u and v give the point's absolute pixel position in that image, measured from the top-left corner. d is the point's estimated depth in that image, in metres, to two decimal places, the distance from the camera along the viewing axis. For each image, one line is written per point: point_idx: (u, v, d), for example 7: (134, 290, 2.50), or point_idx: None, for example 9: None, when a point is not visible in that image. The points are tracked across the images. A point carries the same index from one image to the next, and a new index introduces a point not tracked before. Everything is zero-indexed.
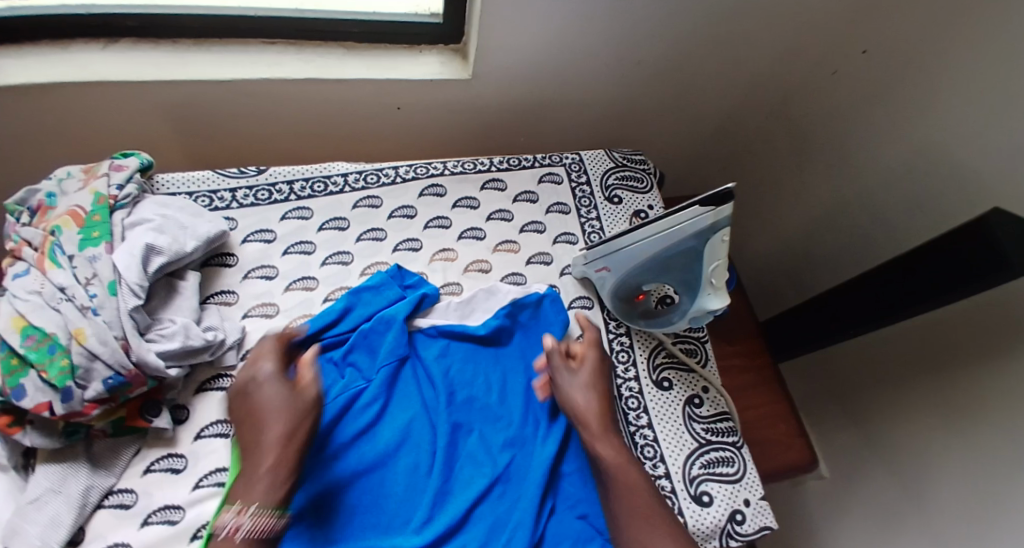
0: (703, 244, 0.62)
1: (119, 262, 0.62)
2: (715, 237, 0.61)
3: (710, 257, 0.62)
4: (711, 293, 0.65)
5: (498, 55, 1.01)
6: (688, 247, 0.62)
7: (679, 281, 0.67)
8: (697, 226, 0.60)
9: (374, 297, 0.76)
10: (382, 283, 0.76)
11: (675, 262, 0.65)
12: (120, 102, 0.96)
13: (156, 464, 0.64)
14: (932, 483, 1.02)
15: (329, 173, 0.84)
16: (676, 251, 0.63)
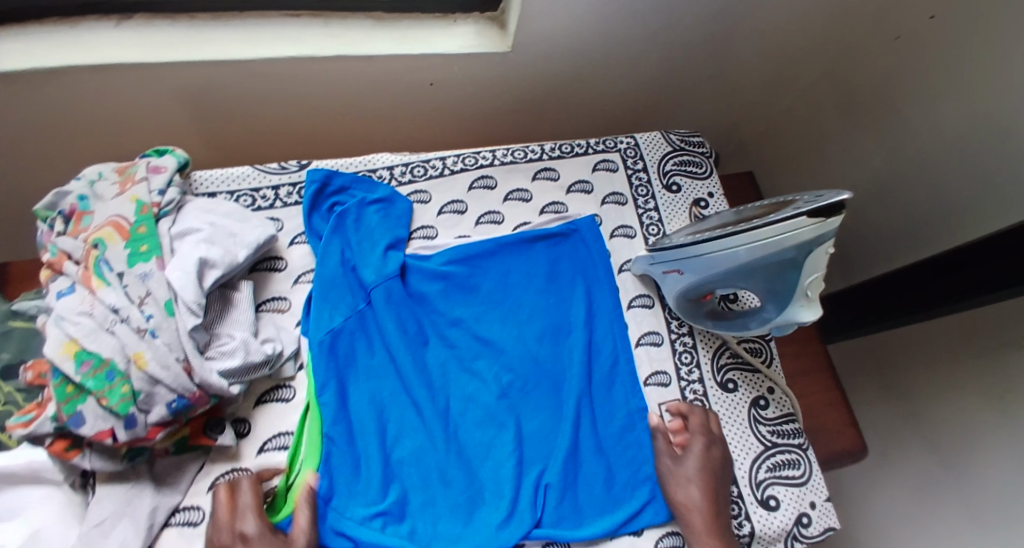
0: (803, 255, 0.57)
1: (172, 280, 0.57)
2: (817, 250, 0.56)
3: (808, 269, 0.58)
4: (803, 305, 0.61)
5: (538, 26, 0.94)
6: (784, 258, 0.58)
7: (765, 289, 0.63)
8: (799, 238, 0.55)
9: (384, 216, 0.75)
10: (393, 198, 0.76)
11: (765, 270, 0.61)
12: (138, 85, 0.89)
13: (220, 479, 0.63)
14: (978, 468, 1.01)
15: (373, 166, 0.79)
16: (769, 261, 0.59)
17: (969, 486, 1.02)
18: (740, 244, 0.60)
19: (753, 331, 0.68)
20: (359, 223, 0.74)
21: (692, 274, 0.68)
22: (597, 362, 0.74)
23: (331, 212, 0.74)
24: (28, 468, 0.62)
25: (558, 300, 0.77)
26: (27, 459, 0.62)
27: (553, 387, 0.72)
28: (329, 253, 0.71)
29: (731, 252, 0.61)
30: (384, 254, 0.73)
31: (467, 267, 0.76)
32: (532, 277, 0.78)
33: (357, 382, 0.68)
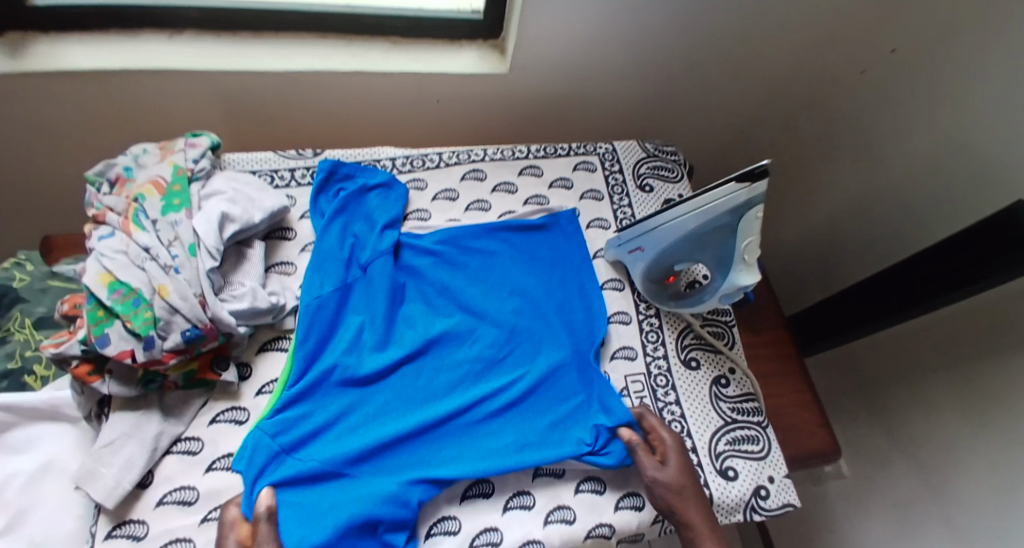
0: (737, 221, 0.70)
1: (198, 228, 0.66)
2: (749, 215, 0.69)
3: (744, 233, 0.70)
4: (744, 270, 0.73)
5: (533, 51, 1.06)
6: (723, 223, 0.70)
7: (712, 257, 0.75)
8: (733, 203, 0.68)
9: (384, 200, 0.84)
10: (395, 186, 0.85)
11: (711, 238, 0.73)
12: (182, 88, 1.02)
13: (220, 415, 0.69)
14: (955, 477, 1.03)
15: (378, 157, 0.89)
16: (713, 228, 0.72)
17: (947, 496, 1.03)
18: (688, 213, 0.72)
19: (707, 303, 0.79)
20: (359, 206, 0.83)
21: (652, 249, 0.79)
22: (567, 338, 0.80)
23: (336, 196, 0.83)
24: (49, 403, 0.69)
25: (534, 284, 0.84)
26: (50, 395, 0.69)
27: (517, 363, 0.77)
28: (331, 231, 0.79)
29: (681, 221, 0.73)
30: (381, 232, 0.81)
31: (455, 249, 0.84)
32: (515, 262, 0.85)
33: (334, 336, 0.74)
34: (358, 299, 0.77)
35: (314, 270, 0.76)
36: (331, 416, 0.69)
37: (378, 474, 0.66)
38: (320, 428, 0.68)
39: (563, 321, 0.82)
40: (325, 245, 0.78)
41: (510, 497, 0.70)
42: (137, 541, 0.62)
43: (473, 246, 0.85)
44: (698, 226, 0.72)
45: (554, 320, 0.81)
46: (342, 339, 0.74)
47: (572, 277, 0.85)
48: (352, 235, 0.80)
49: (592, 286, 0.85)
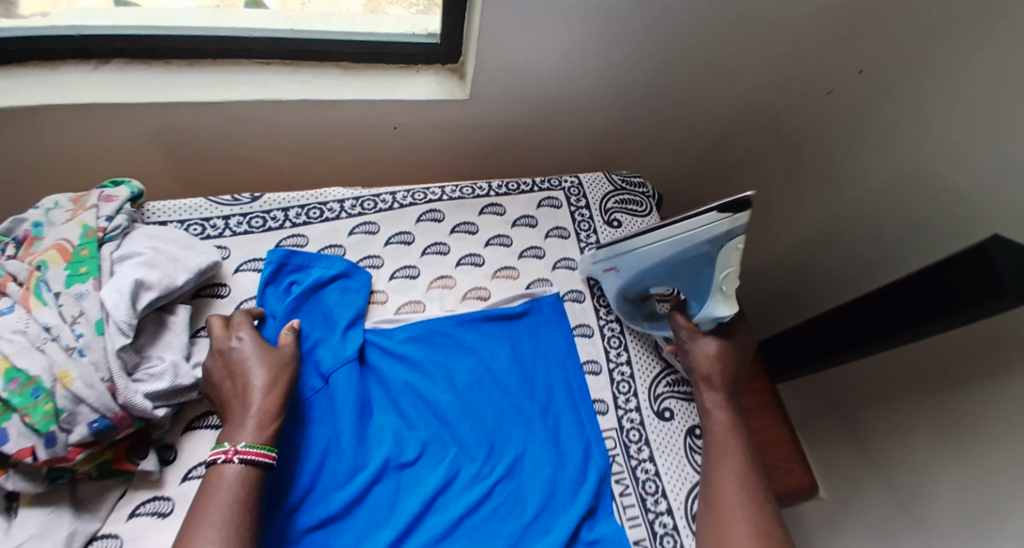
0: (716, 251, 0.68)
1: (106, 301, 0.60)
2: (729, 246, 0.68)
3: (722, 266, 0.69)
4: (721, 300, 0.73)
5: (492, 78, 1.00)
6: (703, 252, 0.69)
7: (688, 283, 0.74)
8: (713, 233, 0.66)
9: (343, 294, 0.76)
10: (354, 272, 0.77)
11: (689, 266, 0.72)
12: (111, 124, 0.94)
13: (141, 507, 0.63)
14: (927, 515, 0.99)
15: (324, 199, 0.82)
16: (691, 256, 0.70)
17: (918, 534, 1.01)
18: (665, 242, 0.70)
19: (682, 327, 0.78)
20: (316, 303, 0.74)
21: (627, 271, 0.77)
22: (549, 444, 0.73)
23: (288, 290, 0.74)
24: None
25: (514, 382, 0.76)
26: None
27: (498, 479, 0.70)
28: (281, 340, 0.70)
29: (659, 248, 0.72)
30: (344, 335, 0.73)
31: (426, 345, 0.76)
32: (489, 356, 0.77)
33: (291, 468, 0.65)
34: (316, 418, 0.68)
35: None
36: None
37: None
38: None
39: (545, 423, 0.74)
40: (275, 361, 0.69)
41: None
42: None
43: (442, 342, 0.76)
44: (676, 254, 0.70)
45: (537, 418, 0.74)
46: (301, 468, 0.65)
47: (552, 371, 0.78)
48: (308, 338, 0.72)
49: (576, 384, 0.78)
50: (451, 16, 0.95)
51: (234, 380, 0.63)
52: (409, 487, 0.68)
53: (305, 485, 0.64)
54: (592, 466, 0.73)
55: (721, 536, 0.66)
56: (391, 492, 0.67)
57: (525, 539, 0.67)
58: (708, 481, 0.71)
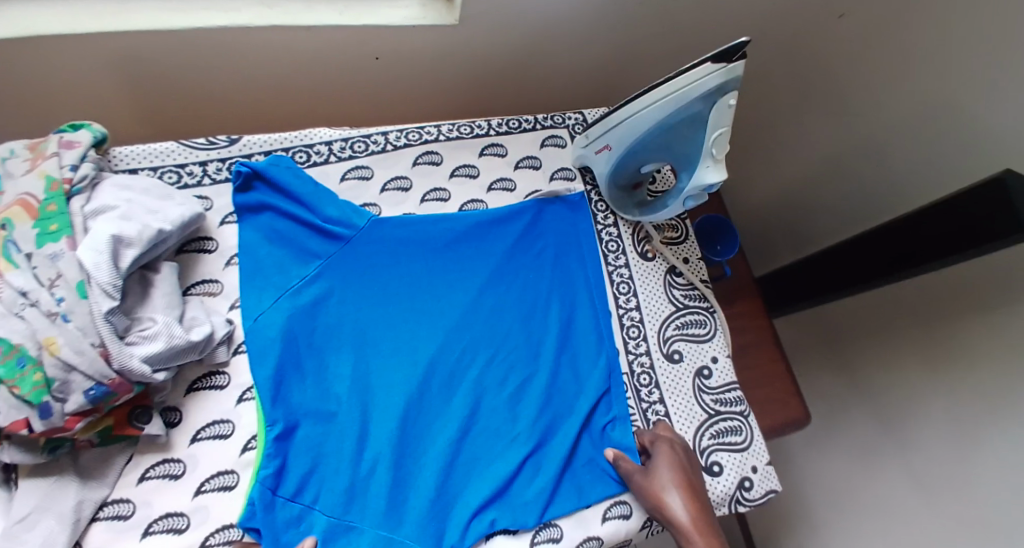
0: (708, 111, 0.62)
1: (84, 260, 0.54)
2: (722, 102, 0.61)
3: (713, 123, 0.62)
4: (710, 166, 0.65)
5: (487, 3, 0.90)
6: (693, 112, 0.62)
7: (679, 154, 0.68)
8: (704, 89, 0.60)
9: (290, 179, 0.70)
10: (283, 174, 0.70)
11: (679, 131, 0.65)
12: (60, 57, 0.83)
13: (151, 471, 0.60)
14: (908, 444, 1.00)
15: (311, 140, 0.76)
16: (682, 119, 0.64)
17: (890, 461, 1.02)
18: (656, 101, 0.64)
19: (670, 207, 0.73)
20: (280, 194, 0.70)
21: (618, 147, 0.73)
22: (561, 338, 0.75)
23: (255, 193, 0.70)
24: None
25: (520, 269, 0.78)
26: None
27: (504, 349, 0.73)
28: (263, 250, 0.68)
29: (650, 111, 0.66)
30: (315, 213, 0.70)
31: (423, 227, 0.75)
32: (489, 240, 0.77)
33: (302, 348, 0.67)
34: (313, 293, 0.68)
35: (251, 271, 0.67)
36: (321, 439, 0.64)
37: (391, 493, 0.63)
38: (306, 469, 0.62)
39: (550, 314, 0.76)
40: (269, 256, 0.68)
41: (537, 531, 0.65)
42: None
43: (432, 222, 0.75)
44: (667, 115, 0.64)
45: (547, 333, 0.75)
46: (310, 346, 0.67)
47: (551, 262, 0.79)
48: (279, 225, 0.70)
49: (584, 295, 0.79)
50: None
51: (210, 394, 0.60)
52: (418, 350, 0.70)
53: (319, 358, 0.67)
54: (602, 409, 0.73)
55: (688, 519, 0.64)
56: (402, 355, 0.70)
57: (540, 414, 0.70)
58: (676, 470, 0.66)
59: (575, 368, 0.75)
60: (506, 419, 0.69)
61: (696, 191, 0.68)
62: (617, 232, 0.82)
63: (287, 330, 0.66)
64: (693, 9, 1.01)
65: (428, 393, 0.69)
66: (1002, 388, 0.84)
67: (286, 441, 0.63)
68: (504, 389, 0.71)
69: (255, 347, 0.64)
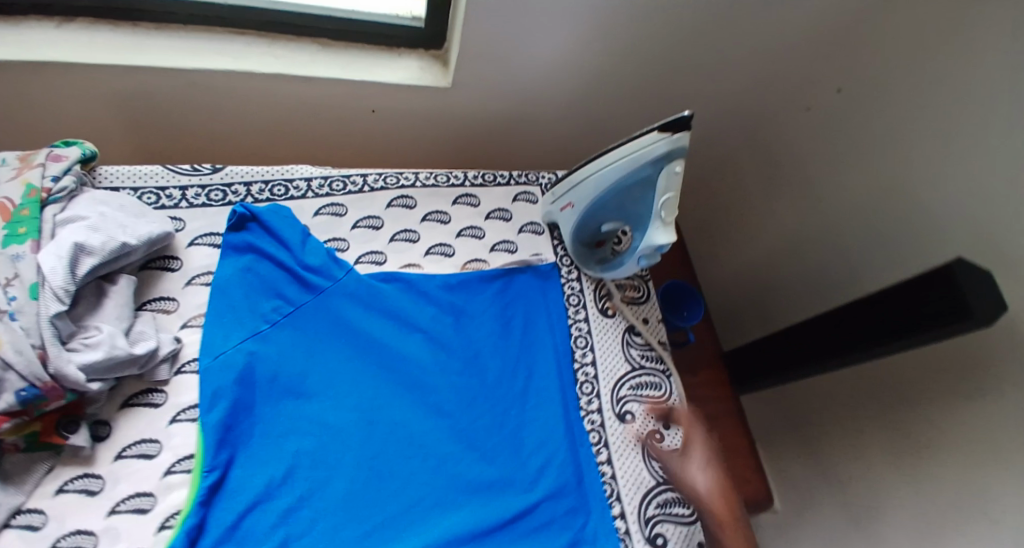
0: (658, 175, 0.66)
1: (42, 264, 0.56)
2: (670, 167, 0.65)
3: (662, 186, 0.66)
4: (660, 227, 0.68)
5: (476, 69, 0.96)
6: (644, 175, 0.67)
7: (633, 214, 0.72)
8: (654, 154, 0.65)
9: (281, 225, 0.73)
10: (274, 220, 0.72)
11: (633, 192, 0.70)
12: (68, 86, 0.88)
13: (69, 484, 0.59)
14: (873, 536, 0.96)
15: (291, 176, 0.79)
16: (635, 181, 0.68)
17: None
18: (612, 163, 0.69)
19: (625, 267, 0.76)
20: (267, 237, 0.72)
21: (579, 204, 0.77)
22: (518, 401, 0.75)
23: (243, 234, 0.72)
24: None
25: (485, 332, 0.78)
26: None
27: (460, 409, 0.73)
28: (235, 288, 0.68)
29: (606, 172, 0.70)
30: (296, 258, 0.72)
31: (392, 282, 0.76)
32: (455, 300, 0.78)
33: (256, 390, 0.66)
34: (279, 336, 0.69)
35: (220, 309, 0.67)
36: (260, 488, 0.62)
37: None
38: (237, 517, 0.60)
39: (509, 377, 0.76)
40: (240, 294, 0.68)
41: None
42: None
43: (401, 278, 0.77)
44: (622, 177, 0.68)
45: (504, 397, 0.75)
46: (263, 389, 0.66)
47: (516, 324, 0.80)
48: (258, 266, 0.71)
49: (543, 355, 0.79)
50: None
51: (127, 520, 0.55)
52: (373, 404, 0.70)
53: (271, 403, 0.66)
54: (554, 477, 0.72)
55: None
56: (356, 407, 0.69)
57: (488, 482, 0.69)
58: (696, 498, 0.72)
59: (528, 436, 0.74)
60: (455, 483, 0.68)
61: (648, 251, 0.71)
62: (580, 287, 0.85)
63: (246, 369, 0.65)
64: (673, 89, 1.07)
65: (378, 449, 0.68)
66: (960, 481, 0.83)
67: (218, 494, 0.61)
68: (455, 451, 0.70)
69: (210, 385, 0.63)
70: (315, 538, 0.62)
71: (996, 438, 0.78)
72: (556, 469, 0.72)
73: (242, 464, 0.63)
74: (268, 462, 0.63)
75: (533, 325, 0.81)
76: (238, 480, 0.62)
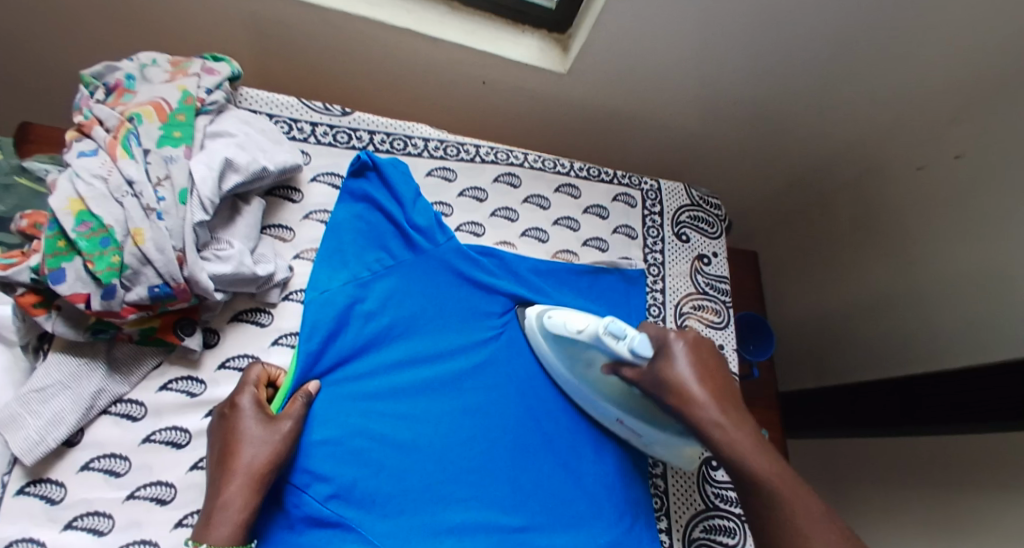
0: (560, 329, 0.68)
1: (195, 172, 0.59)
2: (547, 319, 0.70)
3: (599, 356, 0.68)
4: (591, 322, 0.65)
5: (599, 61, 0.96)
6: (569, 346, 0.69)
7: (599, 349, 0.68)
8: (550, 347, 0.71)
9: (397, 178, 0.72)
10: (392, 175, 0.72)
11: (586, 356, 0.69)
12: (210, 2, 0.89)
13: (173, 383, 0.62)
14: None
15: (411, 132, 0.80)
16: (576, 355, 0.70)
17: None
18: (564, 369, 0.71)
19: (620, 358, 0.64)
20: (381, 190, 0.72)
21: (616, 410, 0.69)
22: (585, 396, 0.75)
23: (358, 185, 0.71)
24: None
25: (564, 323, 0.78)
26: None
27: (531, 393, 0.73)
28: (343, 232, 0.68)
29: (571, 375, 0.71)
30: (404, 214, 0.71)
31: (487, 255, 0.76)
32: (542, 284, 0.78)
33: (345, 334, 0.66)
34: (376, 286, 0.68)
35: (330, 251, 0.67)
36: (340, 429, 0.63)
37: (392, 508, 0.62)
38: (319, 456, 0.61)
39: None
40: (347, 240, 0.69)
41: None
42: (52, 505, 0.57)
43: (494, 253, 0.76)
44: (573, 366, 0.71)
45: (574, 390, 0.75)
46: (355, 333, 0.66)
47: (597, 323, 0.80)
48: (369, 216, 0.71)
49: None
50: None
51: (220, 452, 0.57)
52: (453, 371, 0.70)
53: (356, 350, 0.66)
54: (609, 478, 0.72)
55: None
56: (436, 371, 0.69)
57: (551, 471, 0.70)
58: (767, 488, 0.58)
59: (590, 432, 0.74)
60: (519, 463, 0.69)
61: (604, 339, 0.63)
62: (662, 298, 0.85)
63: (340, 314, 0.65)
64: (788, 119, 1.05)
65: (450, 416, 0.68)
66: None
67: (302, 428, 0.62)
68: (523, 432, 0.70)
69: (309, 318, 0.63)
70: (387, 490, 0.63)
71: None
72: (609, 471, 0.72)
73: (325, 406, 0.63)
74: (349, 408, 0.64)
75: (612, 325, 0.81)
76: (320, 420, 0.63)
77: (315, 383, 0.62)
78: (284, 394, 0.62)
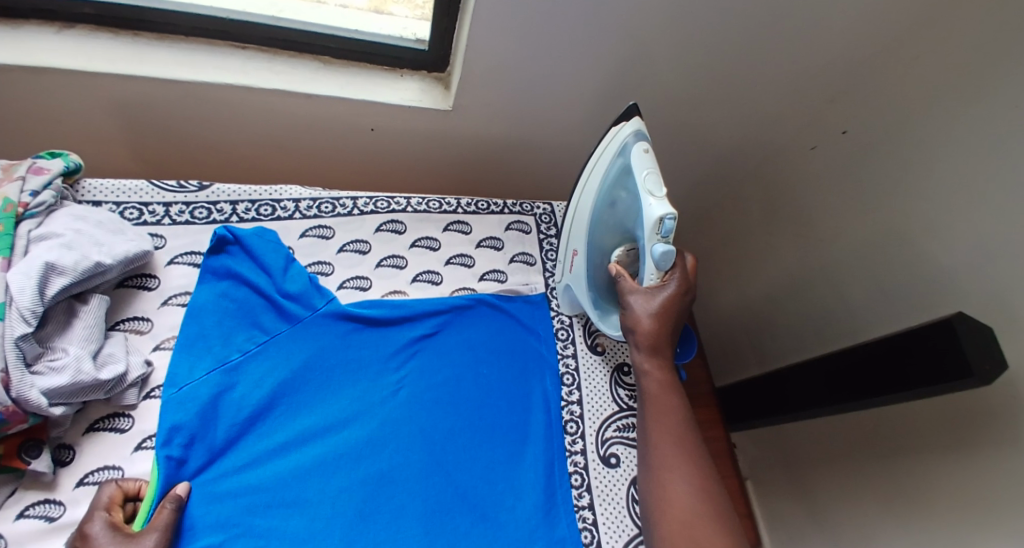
0: (630, 162, 0.69)
1: (11, 283, 0.55)
2: (639, 148, 0.68)
3: (629, 219, 0.72)
4: (654, 201, 0.66)
5: (480, 93, 0.94)
6: (623, 173, 0.70)
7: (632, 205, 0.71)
8: (616, 165, 0.70)
9: (261, 244, 0.70)
10: (256, 246, 0.70)
11: (618, 195, 0.72)
12: (64, 92, 0.85)
13: (30, 510, 0.57)
14: None
15: (279, 196, 0.77)
16: (617, 185, 0.71)
17: None
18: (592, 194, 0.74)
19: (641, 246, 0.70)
20: (247, 264, 0.70)
21: (577, 258, 0.78)
22: (497, 437, 0.72)
23: (220, 263, 0.68)
24: None
25: (464, 365, 0.75)
26: None
27: (436, 445, 0.69)
28: (207, 317, 0.66)
29: (591, 198, 0.74)
30: (273, 287, 0.69)
31: (371, 310, 0.73)
32: (434, 329, 0.75)
33: (218, 426, 0.63)
34: (249, 368, 0.66)
35: (192, 338, 0.64)
36: (226, 526, 0.59)
37: None
38: None
39: (489, 413, 0.73)
40: (215, 324, 0.66)
41: None
42: None
43: (379, 307, 0.73)
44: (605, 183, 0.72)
45: (483, 431, 0.72)
46: (230, 423, 0.63)
47: (500, 358, 0.77)
48: (235, 293, 0.68)
49: (527, 391, 0.77)
50: (444, 22, 0.89)
51: None
52: (346, 440, 0.67)
53: (232, 439, 0.63)
54: (531, 521, 0.69)
55: (660, 501, 0.67)
56: (326, 444, 0.66)
57: (467, 526, 0.66)
58: (646, 444, 0.70)
59: (506, 475, 0.71)
60: (431, 525, 0.65)
61: (653, 225, 0.66)
62: (569, 320, 0.83)
63: (206, 408, 0.62)
64: (681, 119, 1.05)
65: (348, 489, 0.64)
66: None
67: (178, 534, 0.58)
68: (431, 489, 0.67)
69: (173, 415, 0.60)
70: None
71: (975, 506, 0.73)
72: (531, 512, 0.69)
73: (206, 505, 0.60)
74: (231, 502, 0.61)
75: (519, 358, 0.78)
76: (203, 521, 0.59)
77: (185, 485, 0.59)
78: (147, 507, 0.57)
